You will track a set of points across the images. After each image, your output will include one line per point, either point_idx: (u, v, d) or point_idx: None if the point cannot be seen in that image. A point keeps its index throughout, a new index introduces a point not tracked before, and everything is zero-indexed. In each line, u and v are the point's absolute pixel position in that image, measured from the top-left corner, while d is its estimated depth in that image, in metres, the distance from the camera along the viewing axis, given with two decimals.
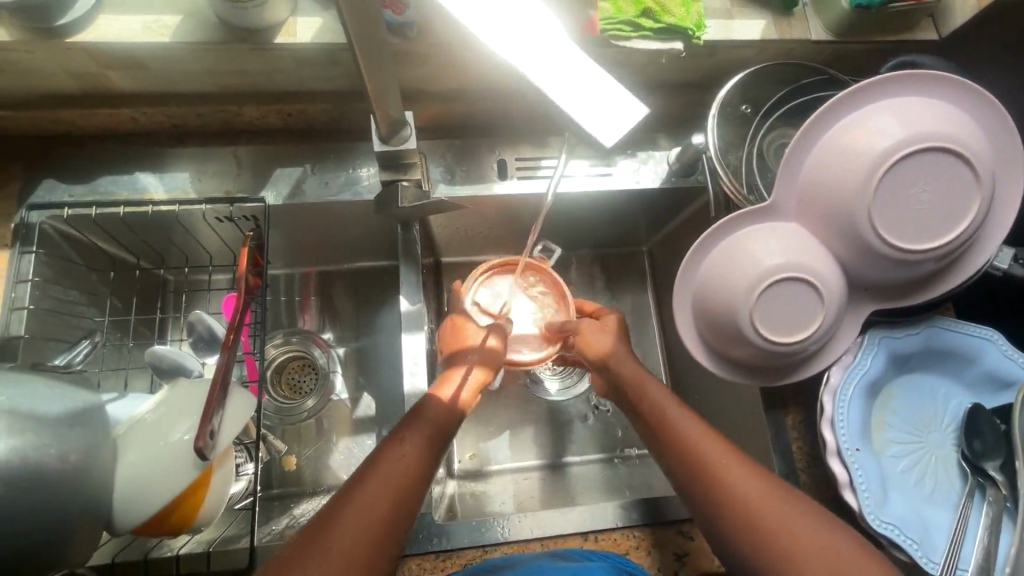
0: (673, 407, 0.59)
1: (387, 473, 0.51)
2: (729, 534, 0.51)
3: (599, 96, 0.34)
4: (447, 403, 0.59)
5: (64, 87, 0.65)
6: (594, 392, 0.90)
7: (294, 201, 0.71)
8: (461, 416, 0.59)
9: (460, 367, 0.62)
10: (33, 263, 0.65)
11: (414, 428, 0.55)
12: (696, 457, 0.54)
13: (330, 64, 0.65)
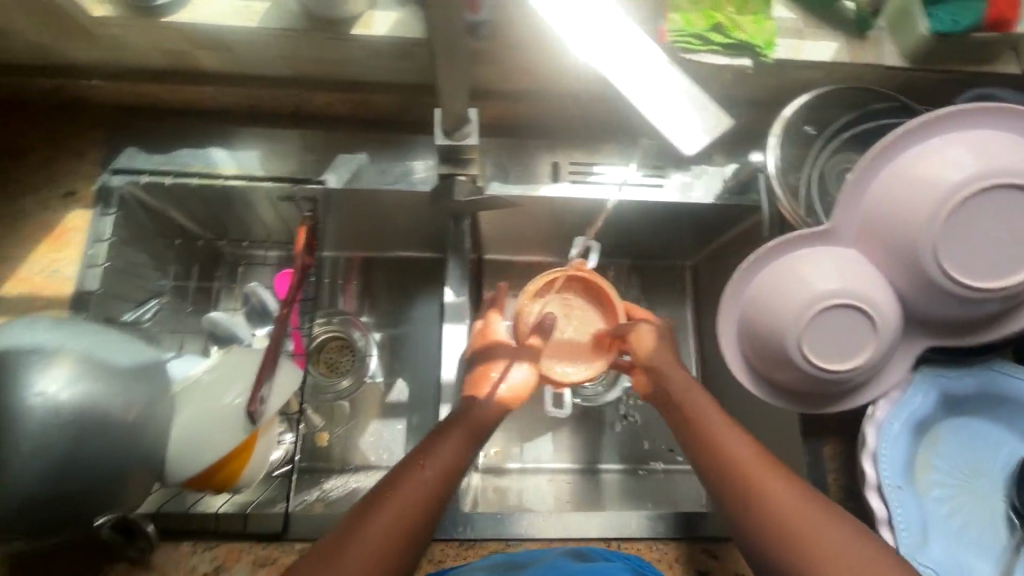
0: (708, 407, 0.59)
1: (413, 489, 0.51)
2: (761, 539, 0.51)
3: (678, 101, 0.35)
4: (487, 407, 0.59)
5: (153, 64, 0.69)
6: (623, 403, 0.90)
7: (352, 186, 0.73)
8: (496, 420, 0.59)
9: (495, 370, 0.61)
10: (111, 224, 0.69)
11: (444, 443, 0.55)
12: (730, 458, 0.54)
13: (401, 59, 0.68)
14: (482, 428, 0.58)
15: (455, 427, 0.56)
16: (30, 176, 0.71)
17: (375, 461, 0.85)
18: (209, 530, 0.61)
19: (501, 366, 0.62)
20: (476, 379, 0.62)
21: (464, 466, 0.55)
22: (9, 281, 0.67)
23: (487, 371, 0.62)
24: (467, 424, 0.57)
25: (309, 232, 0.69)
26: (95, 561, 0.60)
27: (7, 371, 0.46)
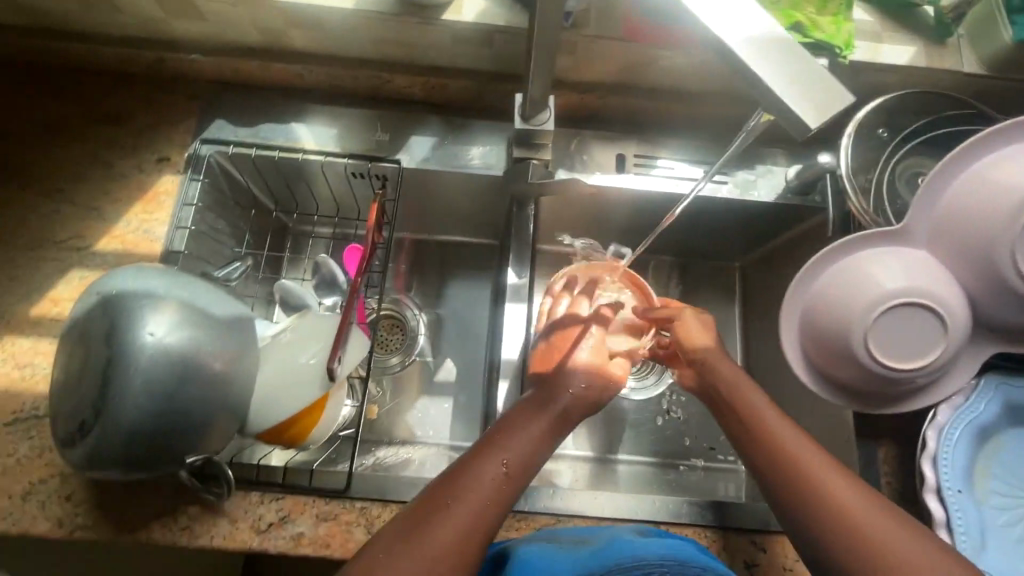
0: (755, 394, 0.60)
1: (488, 491, 0.51)
2: (809, 519, 0.51)
3: (813, 81, 0.31)
4: (569, 403, 0.60)
5: (249, 40, 0.74)
6: (667, 398, 0.92)
7: (425, 165, 0.76)
8: (578, 420, 0.61)
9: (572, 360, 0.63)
10: (198, 189, 0.74)
11: (517, 444, 0.55)
12: (781, 444, 0.55)
13: (482, 46, 0.71)
14: (555, 429, 0.58)
15: (530, 429, 0.57)
16: (128, 142, 0.75)
17: (422, 437, 0.87)
18: (277, 481, 0.65)
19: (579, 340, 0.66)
20: (550, 378, 0.62)
21: (534, 468, 0.55)
22: (105, 238, 0.72)
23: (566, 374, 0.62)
24: (542, 428, 0.57)
25: (380, 211, 0.70)
26: (172, 505, 0.63)
27: (122, 311, 0.50)
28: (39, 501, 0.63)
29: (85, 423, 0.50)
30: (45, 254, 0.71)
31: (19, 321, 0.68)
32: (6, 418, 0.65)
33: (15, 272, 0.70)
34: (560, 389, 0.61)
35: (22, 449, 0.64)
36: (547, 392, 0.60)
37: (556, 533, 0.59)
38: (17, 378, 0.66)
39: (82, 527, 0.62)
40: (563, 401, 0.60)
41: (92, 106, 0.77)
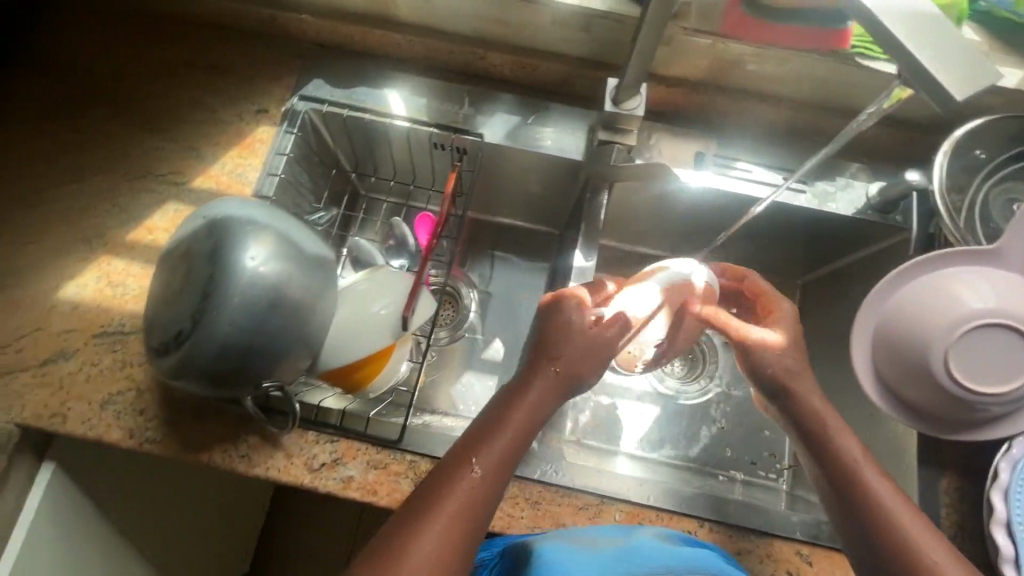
0: (828, 412, 0.59)
1: (462, 496, 0.50)
2: (874, 547, 0.52)
3: (954, 55, 0.33)
4: (540, 391, 0.57)
5: (358, 6, 0.78)
6: (711, 406, 0.91)
7: (506, 141, 0.78)
8: (552, 405, 0.58)
9: (561, 336, 0.60)
10: (291, 141, 0.77)
11: (491, 441, 0.54)
12: (854, 468, 0.55)
13: (580, 30, 0.73)
14: (537, 413, 0.57)
15: (508, 421, 0.55)
16: (232, 90, 0.80)
17: (465, 411, 0.88)
18: (333, 423, 0.67)
19: (571, 303, 0.62)
20: (530, 360, 0.60)
21: (516, 457, 0.55)
22: (202, 176, 0.76)
23: (547, 352, 0.59)
24: (520, 418, 0.56)
25: (457, 180, 0.72)
26: (236, 432, 0.66)
27: (229, 235, 0.54)
28: (114, 411, 0.66)
29: (182, 334, 0.53)
30: (147, 184, 0.76)
31: (116, 243, 0.73)
32: (96, 330, 0.70)
33: (118, 198, 0.75)
34: (539, 370, 0.59)
35: (105, 360, 0.68)
36: (525, 377, 0.59)
37: (574, 533, 0.56)
38: (108, 295, 0.71)
39: (150, 440, 0.65)
40: (545, 384, 0.58)
41: (205, 55, 0.82)
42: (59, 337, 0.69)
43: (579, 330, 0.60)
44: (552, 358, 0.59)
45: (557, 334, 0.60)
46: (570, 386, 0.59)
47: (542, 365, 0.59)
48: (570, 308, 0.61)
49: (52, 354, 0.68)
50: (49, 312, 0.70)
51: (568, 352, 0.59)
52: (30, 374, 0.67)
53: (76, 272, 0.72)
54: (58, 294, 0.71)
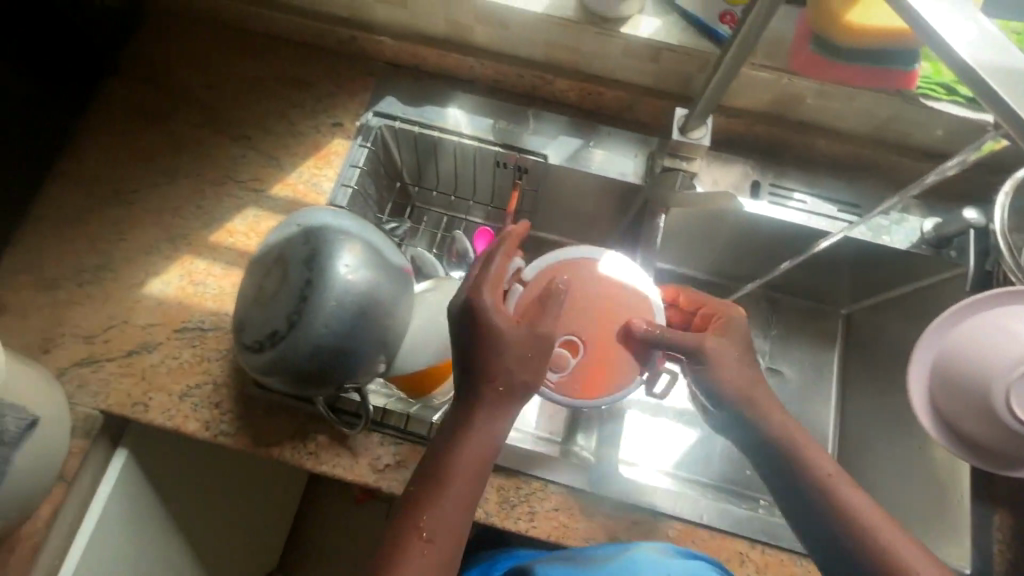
0: (787, 418, 0.60)
1: (420, 567, 0.50)
2: (837, 541, 0.55)
3: None
4: (481, 426, 0.54)
5: (435, 30, 0.82)
6: None
7: (569, 163, 0.81)
8: (499, 432, 0.54)
9: (494, 351, 0.53)
10: (364, 154, 0.81)
11: (439, 502, 0.52)
12: (806, 460, 0.57)
13: (648, 62, 0.76)
14: (489, 442, 0.54)
15: (453, 467, 0.53)
16: (309, 104, 0.84)
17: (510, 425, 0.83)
18: (399, 426, 0.69)
19: (490, 301, 0.53)
20: (467, 380, 0.54)
21: (471, 502, 0.54)
22: (280, 184, 0.81)
23: (485, 374, 0.53)
24: (468, 453, 0.53)
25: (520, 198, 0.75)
26: (305, 430, 0.69)
27: (324, 243, 0.57)
28: (192, 403, 0.70)
29: (278, 333, 0.56)
30: (228, 189, 0.80)
31: (198, 244, 0.77)
32: (177, 325, 0.74)
33: (201, 202, 0.80)
34: (481, 398, 0.54)
35: (185, 354, 0.72)
36: (467, 402, 0.54)
37: (574, 554, 0.62)
38: (190, 293, 0.75)
39: (225, 433, 0.69)
40: (491, 409, 0.54)
41: (284, 69, 0.87)
42: (143, 331, 0.73)
43: (510, 339, 0.53)
44: (491, 385, 0.53)
45: (489, 351, 0.53)
46: (518, 401, 0.55)
47: (481, 391, 0.54)
48: (493, 311, 0.53)
49: (136, 346, 0.72)
50: (135, 306, 0.74)
51: (504, 370, 0.53)
52: (116, 364, 0.72)
53: (162, 269, 0.76)
54: (144, 289, 0.75)
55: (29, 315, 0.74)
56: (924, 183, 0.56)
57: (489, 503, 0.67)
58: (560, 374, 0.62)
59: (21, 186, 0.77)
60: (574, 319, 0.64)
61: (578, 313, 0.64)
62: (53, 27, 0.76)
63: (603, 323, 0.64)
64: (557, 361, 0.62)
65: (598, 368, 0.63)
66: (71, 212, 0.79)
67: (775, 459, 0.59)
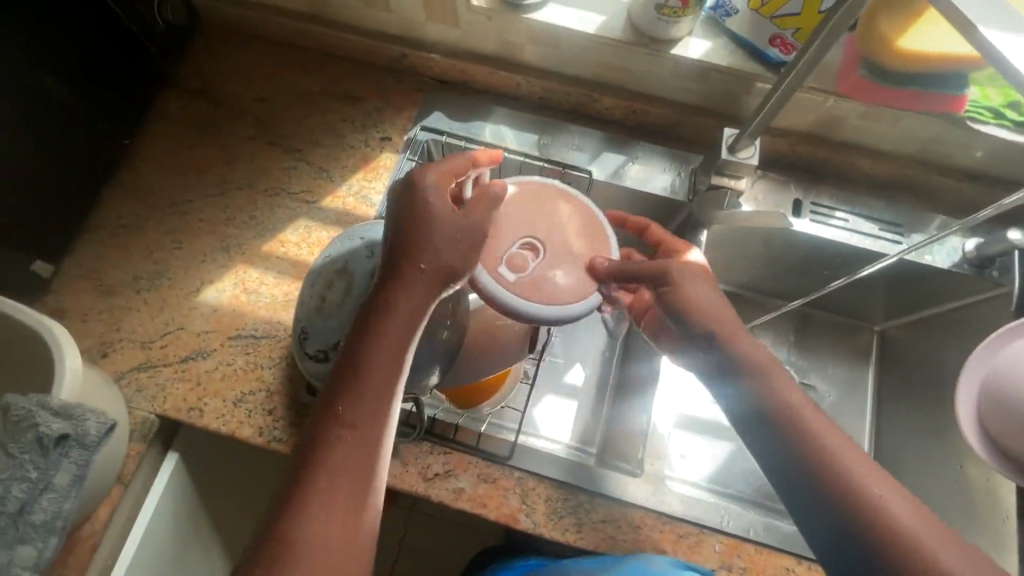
0: (819, 419, 0.56)
1: (341, 450, 0.49)
2: (861, 533, 0.52)
3: None
4: (403, 305, 0.50)
5: (484, 49, 0.84)
6: None
7: (613, 179, 0.82)
8: (423, 310, 0.51)
9: (422, 229, 0.51)
10: (411, 167, 0.82)
11: (357, 386, 0.50)
12: (827, 446, 0.54)
13: (696, 81, 0.78)
14: (413, 323, 0.51)
15: (372, 349, 0.50)
16: (359, 118, 0.87)
17: (543, 431, 0.85)
18: (448, 436, 0.70)
19: (432, 184, 0.52)
20: (390, 260, 0.51)
21: (394, 385, 0.51)
22: (330, 197, 0.83)
23: (408, 252, 0.51)
24: (388, 337, 0.50)
25: None
26: None
27: None
28: (246, 409, 0.72)
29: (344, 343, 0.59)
30: (280, 200, 0.82)
31: (252, 253, 0.79)
32: (231, 333, 0.75)
33: (254, 212, 0.82)
34: (403, 276, 0.51)
35: (239, 360, 0.74)
36: (389, 282, 0.51)
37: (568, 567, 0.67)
38: (243, 301, 0.77)
39: (278, 439, 0.70)
40: (414, 290, 0.51)
41: (333, 83, 0.89)
42: (198, 337, 0.75)
43: (440, 217, 0.51)
44: (416, 263, 0.50)
45: (416, 230, 0.51)
46: (446, 280, 0.51)
47: (405, 271, 0.50)
48: (430, 191, 0.52)
49: (191, 352, 0.74)
50: (191, 313, 0.76)
51: (431, 247, 0.50)
52: (172, 369, 0.73)
53: (216, 277, 0.78)
54: (199, 296, 0.77)
55: (88, 319, 0.76)
56: (973, 218, 0.59)
57: (537, 513, 0.68)
58: (514, 275, 0.56)
59: (83, 195, 0.79)
60: (538, 230, 0.58)
61: (549, 224, 0.59)
62: (119, 42, 0.78)
63: (571, 240, 0.59)
64: (513, 261, 0.56)
65: (555, 278, 0.56)
66: (128, 220, 0.81)
67: (793, 454, 0.55)
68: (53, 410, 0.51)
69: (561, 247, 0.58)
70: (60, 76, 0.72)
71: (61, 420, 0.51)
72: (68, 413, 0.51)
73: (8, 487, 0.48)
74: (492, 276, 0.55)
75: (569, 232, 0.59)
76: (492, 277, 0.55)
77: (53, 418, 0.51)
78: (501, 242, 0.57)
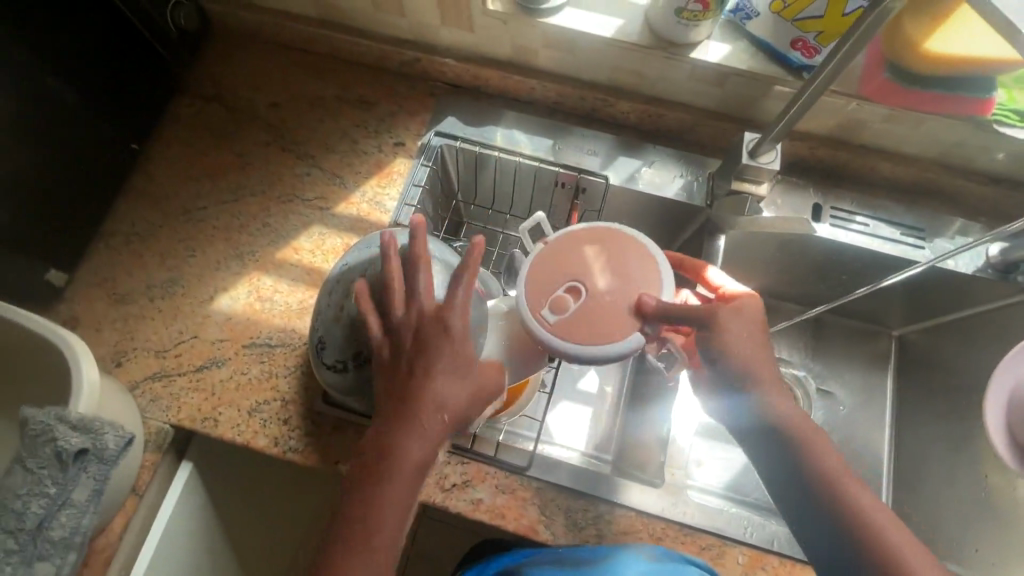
0: (811, 432, 0.58)
1: None
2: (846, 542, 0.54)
3: None
4: (417, 456, 0.48)
5: (499, 53, 0.84)
6: None
7: (629, 184, 0.81)
8: (436, 457, 0.50)
9: (439, 374, 0.49)
10: (425, 172, 0.81)
11: (363, 545, 0.46)
12: (818, 460, 0.57)
13: (715, 85, 0.77)
14: (421, 471, 0.49)
15: (382, 502, 0.47)
16: (372, 123, 0.86)
17: (558, 438, 0.83)
18: (466, 447, 0.69)
19: (452, 319, 0.49)
20: (403, 404, 0.48)
21: (398, 539, 0.48)
22: (344, 203, 0.82)
23: (425, 399, 0.48)
24: (399, 488, 0.48)
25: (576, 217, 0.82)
26: None
27: None
28: (261, 419, 0.71)
29: (361, 356, 0.58)
30: (293, 208, 0.82)
31: (266, 261, 0.79)
32: (245, 341, 0.75)
33: (268, 219, 0.81)
34: (418, 424, 0.48)
35: (254, 369, 0.73)
36: (400, 429, 0.48)
37: (564, 556, 0.62)
38: (257, 309, 0.76)
39: (294, 449, 0.69)
40: (429, 437, 0.49)
41: (345, 88, 0.88)
42: (213, 345, 0.74)
43: (459, 362, 0.50)
44: (432, 410, 0.48)
45: (434, 375, 0.49)
46: (458, 426, 0.50)
47: (421, 418, 0.48)
48: (452, 330, 0.49)
49: (206, 361, 0.73)
50: (204, 321, 0.76)
51: (449, 396, 0.49)
52: (187, 379, 0.73)
53: (230, 285, 0.78)
54: (213, 304, 0.76)
55: (102, 328, 0.75)
56: (1004, 230, 0.59)
57: (557, 525, 0.67)
58: (557, 316, 0.55)
59: (96, 202, 0.79)
60: (589, 273, 0.57)
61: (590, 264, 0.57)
62: (132, 49, 0.78)
63: (620, 285, 0.56)
64: (556, 303, 0.56)
65: (599, 319, 0.55)
66: (140, 228, 0.81)
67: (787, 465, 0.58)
68: (71, 424, 0.50)
69: (609, 291, 0.56)
70: (70, 84, 0.71)
71: (80, 434, 0.50)
72: (86, 428, 0.51)
73: (26, 502, 0.47)
74: (535, 318, 0.56)
75: (623, 277, 0.57)
76: (535, 320, 0.56)
77: (71, 432, 0.50)
78: (547, 284, 0.57)
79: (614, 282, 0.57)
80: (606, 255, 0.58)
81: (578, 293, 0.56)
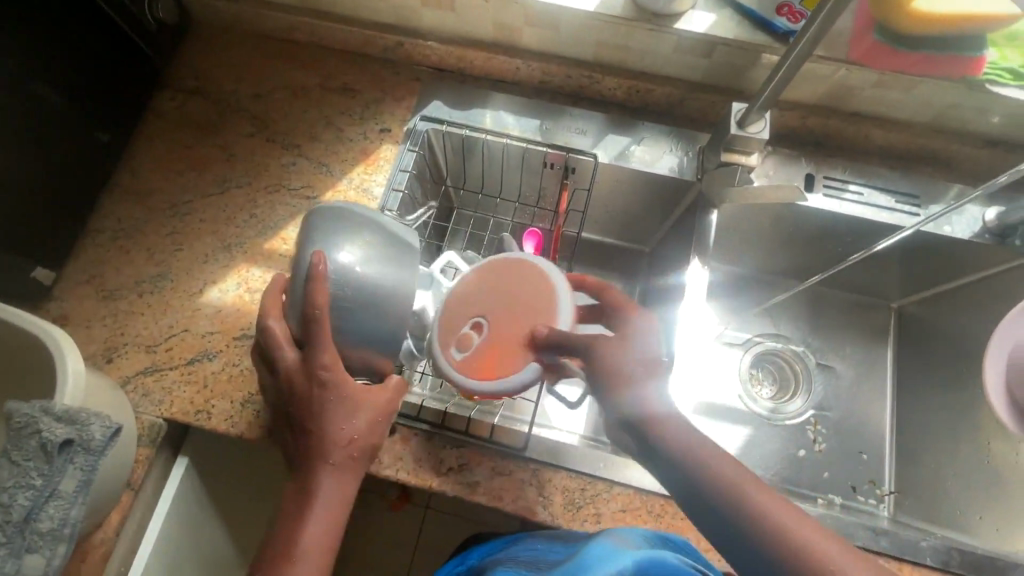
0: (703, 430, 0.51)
1: None
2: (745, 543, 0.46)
3: None
4: (328, 491, 0.53)
5: (482, 34, 0.83)
6: (804, 413, 0.89)
7: (618, 161, 0.80)
8: (347, 488, 0.54)
9: (329, 418, 0.54)
10: (412, 157, 0.80)
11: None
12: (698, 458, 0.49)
13: (701, 56, 0.76)
14: (340, 503, 0.54)
15: (299, 544, 0.51)
16: (357, 110, 0.85)
17: (557, 421, 0.83)
18: (462, 429, 0.69)
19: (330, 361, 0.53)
20: (303, 454, 0.54)
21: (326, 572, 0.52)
22: (330, 192, 0.81)
23: (321, 445, 0.54)
24: (315, 522, 0.52)
25: (567, 197, 0.81)
26: None
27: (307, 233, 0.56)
28: (254, 409, 0.70)
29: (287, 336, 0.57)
30: (281, 198, 0.81)
31: (254, 252, 0.78)
32: (236, 333, 0.74)
33: (255, 210, 0.80)
34: (320, 467, 0.53)
35: (245, 361, 0.73)
36: (307, 474, 0.53)
37: (538, 558, 0.58)
38: (247, 301, 0.76)
39: None
40: (335, 476, 0.54)
41: (328, 76, 0.87)
42: (203, 338, 0.74)
43: (351, 401, 0.54)
44: (331, 450, 0.54)
45: (325, 421, 0.54)
46: (364, 459, 0.55)
47: (322, 460, 0.53)
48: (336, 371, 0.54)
49: (197, 354, 0.73)
50: (195, 315, 0.75)
51: (344, 437, 0.54)
52: (178, 372, 0.72)
53: (219, 277, 0.77)
54: (202, 297, 0.76)
55: (92, 325, 0.75)
56: (994, 182, 0.61)
57: (554, 504, 0.67)
58: (462, 353, 0.59)
59: (81, 201, 0.78)
60: (493, 309, 0.60)
61: (491, 298, 0.60)
62: (113, 44, 0.78)
63: (521, 317, 0.58)
64: (462, 339, 0.59)
65: (500, 353, 0.58)
66: (127, 224, 0.80)
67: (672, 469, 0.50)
68: (56, 416, 0.50)
69: (509, 324, 0.58)
70: (58, 88, 0.71)
71: (65, 425, 0.50)
72: (71, 418, 0.50)
73: (14, 495, 0.47)
74: (443, 353, 0.60)
75: (525, 308, 0.59)
76: (442, 355, 0.60)
77: (57, 424, 0.50)
78: (457, 321, 0.61)
79: (516, 314, 0.59)
80: (510, 286, 0.60)
81: (480, 329, 0.59)
